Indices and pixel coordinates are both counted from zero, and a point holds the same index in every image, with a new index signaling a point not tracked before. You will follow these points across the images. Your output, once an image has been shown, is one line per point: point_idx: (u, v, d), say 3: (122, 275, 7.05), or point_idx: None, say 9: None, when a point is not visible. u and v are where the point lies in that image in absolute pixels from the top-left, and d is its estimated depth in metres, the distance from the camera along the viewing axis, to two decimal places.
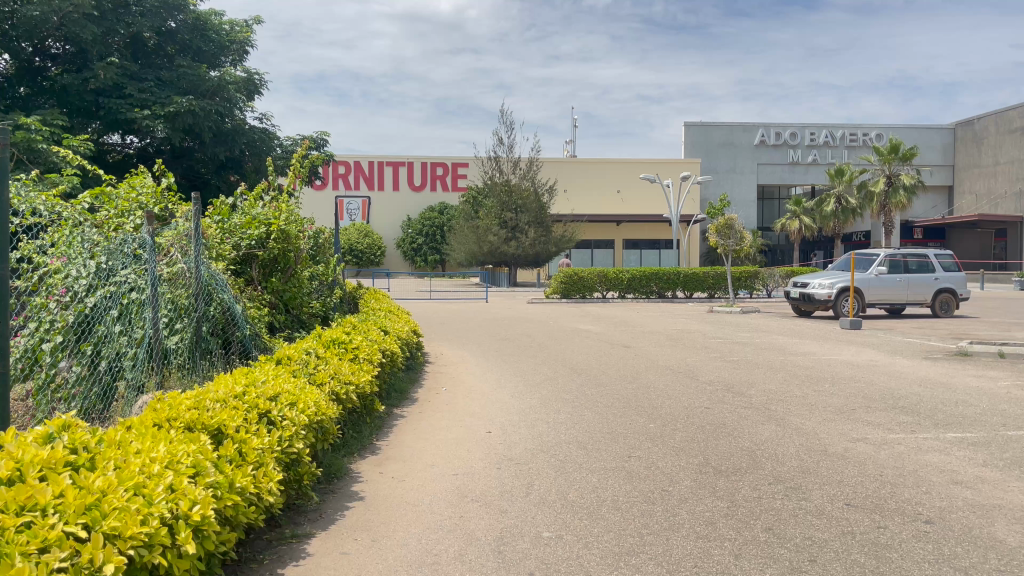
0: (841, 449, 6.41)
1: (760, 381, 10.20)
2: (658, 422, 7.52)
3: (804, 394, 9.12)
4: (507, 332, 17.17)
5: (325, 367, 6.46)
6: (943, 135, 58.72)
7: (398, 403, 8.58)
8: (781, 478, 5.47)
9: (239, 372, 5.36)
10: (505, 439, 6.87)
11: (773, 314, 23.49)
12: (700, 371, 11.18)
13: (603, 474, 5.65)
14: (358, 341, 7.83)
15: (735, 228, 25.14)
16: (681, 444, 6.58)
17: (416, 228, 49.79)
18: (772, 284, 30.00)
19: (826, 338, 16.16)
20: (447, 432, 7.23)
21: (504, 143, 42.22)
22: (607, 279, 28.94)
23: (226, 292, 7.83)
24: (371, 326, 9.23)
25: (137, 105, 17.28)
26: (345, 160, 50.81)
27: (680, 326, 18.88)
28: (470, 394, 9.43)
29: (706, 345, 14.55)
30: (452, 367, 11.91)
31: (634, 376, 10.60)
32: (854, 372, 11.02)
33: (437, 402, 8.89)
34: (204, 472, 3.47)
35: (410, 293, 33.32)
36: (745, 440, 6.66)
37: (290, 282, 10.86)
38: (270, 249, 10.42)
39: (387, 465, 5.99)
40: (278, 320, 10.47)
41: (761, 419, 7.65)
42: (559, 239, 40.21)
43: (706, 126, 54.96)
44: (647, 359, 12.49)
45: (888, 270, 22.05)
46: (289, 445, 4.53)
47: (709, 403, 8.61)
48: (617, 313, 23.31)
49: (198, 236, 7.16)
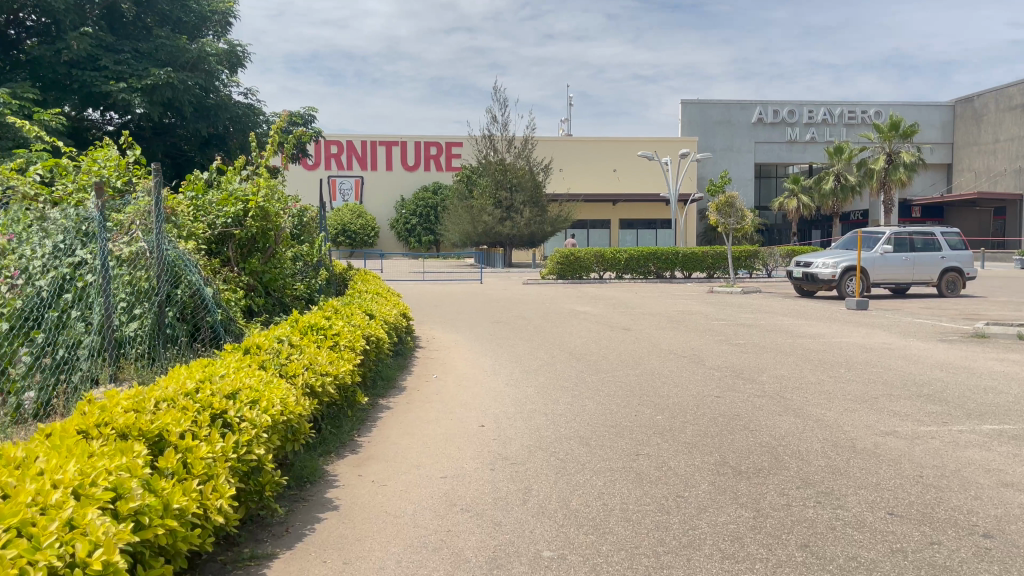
0: (870, 445, 5.80)
1: (770, 366, 9.60)
2: (665, 413, 6.92)
3: (819, 381, 8.52)
4: (502, 314, 16.51)
5: (299, 357, 5.81)
6: (943, 112, 57.92)
7: (384, 393, 7.93)
8: (810, 481, 4.85)
9: (197, 365, 4.68)
10: (500, 435, 6.24)
11: (774, 294, 22.88)
12: (706, 355, 10.57)
13: (609, 477, 5.05)
14: (340, 327, 7.18)
15: (736, 207, 24.43)
16: (693, 440, 5.96)
17: (409, 208, 48.98)
18: (772, 263, 29.40)
19: (833, 318, 15.55)
20: (437, 426, 6.60)
21: (498, 121, 41.30)
22: (604, 259, 28.28)
23: (195, 272, 7.13)
24: (356, 309, 8.55)
25: (113, 78, 16.52)
26: (336, 139, 49.81)
27: (681, 308, 18.25)
28: (462, 382, 8.82)
29: (709, 328, 13.93)
30: (445, 352, 11.28)
31: (635, 362, 9.99)
32: (868, 356, 10.41)
33: (427, 391, 8.28)
34: (128, 497, 2.84)
35: (403, 274, 32.62)
36: (764, 435, 6.05)
37: (269, 263, 10.15)
38: (248, 228, 9.69)
39: (367, 467, 5.36)
40: (258, 304, 9.77)
41: (777, 409, 7.05)
42: (555, 219, 39.52)
43: (703, 103, 54.06)
44: (649, 342, 11.87)
45: (894, 248, 21.42)
46: (249, 451, 3.89)
47: (719, 391, 8.00)
48: (615, 294, 22.69)
49: (160, 211, 6.46)
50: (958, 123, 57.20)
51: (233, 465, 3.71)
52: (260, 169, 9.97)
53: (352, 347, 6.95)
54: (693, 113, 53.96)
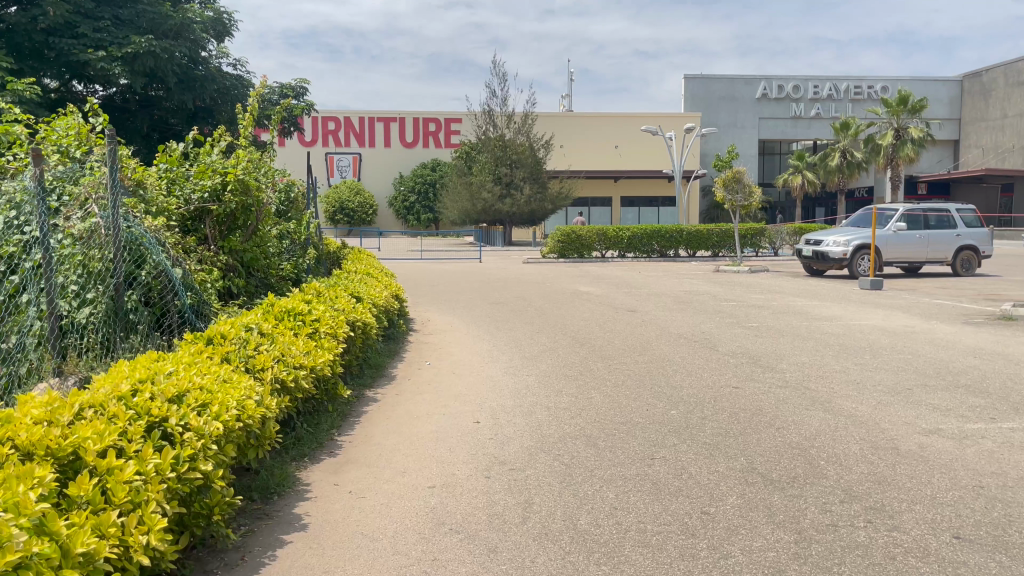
0: (914, 446, 5.15)
1: (789, 352, 8.93)
2: (680, 408, 6.27)
3: (844, 369, 7.85)
4: (501, 295, 15.82)
5: (269, 348, 5.14)
6: (951, 87, 56.81)
7: (369, 384, 7.27)
8: (854, 493, 4.20)
9: (141, 362, 3.97)
10: (497, 433, 5.57)
11: (782, 273, 22.19)
12: (718, 340, 9.92)
13: (623, 487, 4.38)
14: (320, 312, 6.50)
15: (743, 182, 23.67)
16: (714, 440, 5.31)
17: (408, 185, 48.16)
18: (780, 241, 28.72)
19: (848, 299, 14.86)
20: (428, 423, 5.92)
21: (497, 95, 40.37)
22: (606, 237, 27.55)
23: (160, 251, 6.41)
24: (341, 291, 7.88)
25: (92, 46, 15.69)
26: (334, 116, 48.86)
27: (687, 288, 17.56)
28: (457, 370, 8.15)
29: (719, 310, 13.24)
30: (440, 336, 10.62)
31: (643, 347, 9.32)
32: (892, 340, 9.74)
33: (418, 381, 7.62)
34: (6, 549, 2.21)
35: (401, 253, 31.88)
36: (793, 434, 5.40)
37: (250, 241, 9.43)
38: (227, 203, 8.96)
39: (345, 474, 4.69)
40: (237, 284, 9.04)
41: (803, 403, 6.40)
42: (556, 196, 38.73)
43: (707, 78, 52.95)
44: (657, 326, 11.19)
45: (907, 226, 20.70)
46: (193, 467, 3.21)
47: (736, 381, 7.33)
48: (618, 273, 21.99)
49: (116, 179, 5.74)
50: (966, 99, 56.08)
51: (169, 487, 3.05)
52: (242, 119, 9.14)
53: (333, 335, 6.29)
54: (697, 88, 52.88)
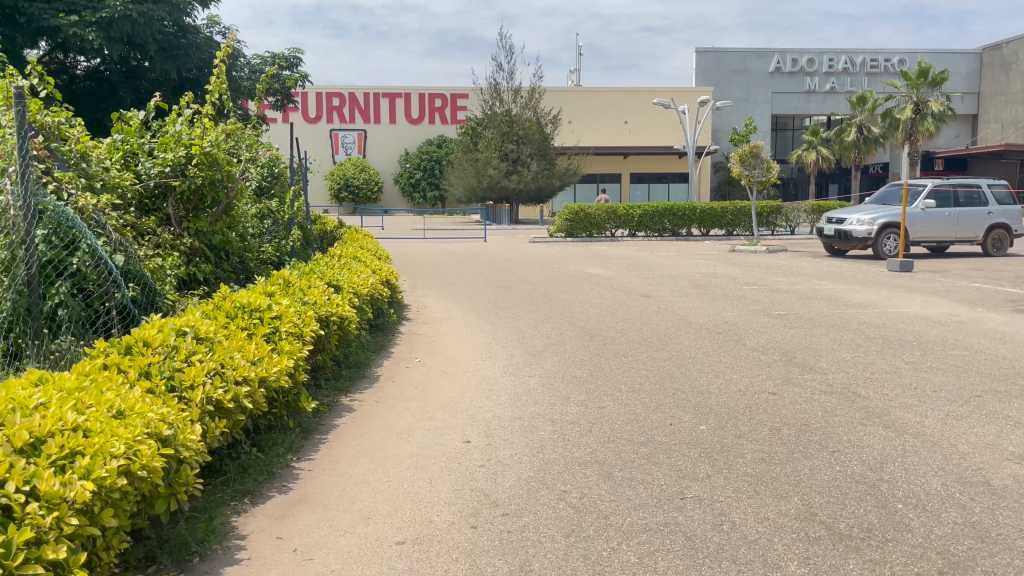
0: (1011, 480, 4.12)
1: (826, 347, 7.89)
2: (710, 423, 5.24)
3: (895, 370, 6.80)
4: (504, 278, 14.79)
5: (205, 358, 4.13)
6: (970, 60, 54.94)
7: (347, 389, 6.29)
8: (956, 561, 3.19)
9: (8, 389, 2.98)
10: (491, 459, 4.58)
11: (802, 253, 21.09)
12: (744, 331, 8.89)
13: (649, 546, 3.38)
14: (281, 306, 5.49)
15: (761, 157, 22.47)
16: (759, 471, 4.29)
17: (414, 162, 47.01)
18: (797, 219, 27.55)
19: (878, 282, 13.79)
20: (409, 443, 4.92)
21: (503, 69, 39.00)
22: (616, 216, 26.40)
23: (93, 236, 5.40)
24: (314, 279, 6.90)
25: (64, 11, 14.60)
26: (338, 92, 47.58)
27: (704, 269, 16.48)
28: (450, 368, 7.15)
29: (740, 295, 12.19)
30: (434, 327, 9.60)
31: (659, 341, 8.29)
32: (941, 332, 8.67)
33: (403, 383, 6.63)
34: None
35: (405, 232, 30.81)
36: (855, 463, 4.38)
37: (221, 222, 8.38)
38: (192, 178, 7.86)
39: (294, 521, 3.70)
40: (204, 270, 7.98)
41: (855, 416, 5.37)
42: (564, 172, 37.53)
43: (718, 52, 51.29)
44: (674, 314, 10.17)
45: (936, 203, 19.50)
46: (34, 558, 2.25)
47: (772, 386, 6.31)
48: (629, 254, 20.92)
49: (25, 149, 4.73)
50: (986, 72, 54.21)
51: None
52: (211, 76, 8.01)
53: (296, 337, 5.30)
54: (708, 62, 51.24)
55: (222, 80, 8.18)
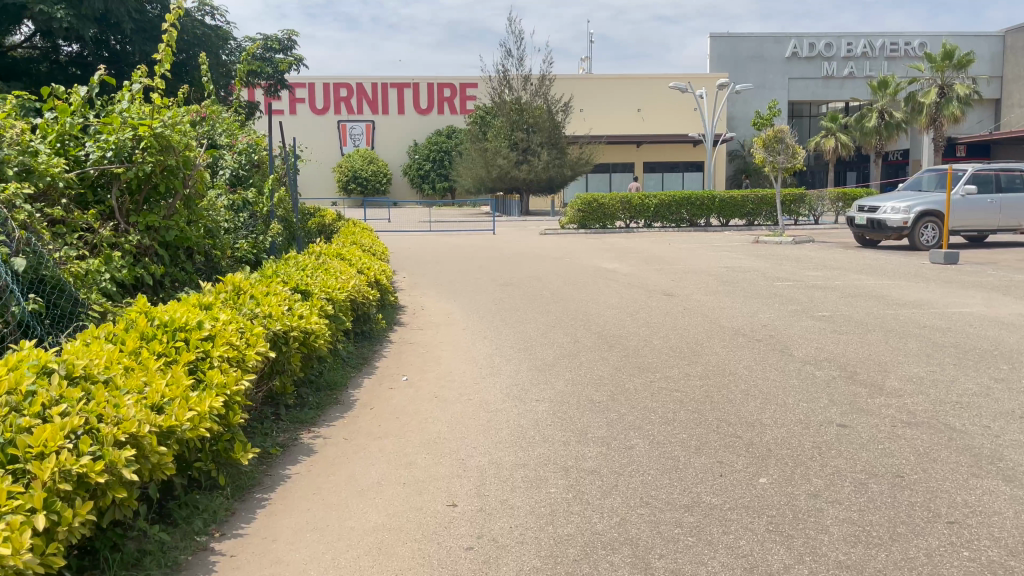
0: None
1: (890, 359, 6.63)
2: (772, 473, 4.02)
3: (986, 391, 5.53)
4: (511, 275, 13.60)
5: (75, 406, 2.96)
6: (994, 43, 53.11)
7: (311, 421, 5.11)
8: None
9: None
10: (485, 534, 3.38)
11: (831, 244, 19.75)
12: (788, 338, 7.64)
13: None
14: (216, 323, 4.29)
15: (785, 141, 21.13)
16: (858, 560, 3.06)
17: (422, 153, 45.78)
18: (821, 208, 26.18)
19: (924, 276, 12.49)
20: (375, 508, 3.71)
21: (513, 56, 37.62)
22: (630, 205, 25.07)
23: None
24: (275, 284, 5.71)
25: None
26: (345, 82, 46.41)
27: (728, 263, 15.22)
28: (442, 390, 5.94)
29: (774, 292, 10.92)
30: (428, 334, 8.36)
31: (690, 352, 7.05)
32: (1021, 338, 7.38)
33: (382, 410, 5.41)
34: None
35: (411, 224, 29.62)
36: (989, 550, 3.14)
37: (179, 216, 7.19)
38: (139, 165, 6.67)
39: None
40: (155, 273, 6.77)
41: (959, 462, 4.11)
42: (575, 162, 36.22)
43: (733, 37, 49.64)
44: (702, 317, 8.93)
45: (977, 189, 18.09)
46: None
47: (839, 414, 5.07)
48: (646, 246, 19.65)
49: None
50: (1011, 55, 52.37)
51: None
52: (159, 44, 6.74)
53: (233, 365, 4.11)
54: (723, 48, 49.58)
55: (175, 49, 6.92)
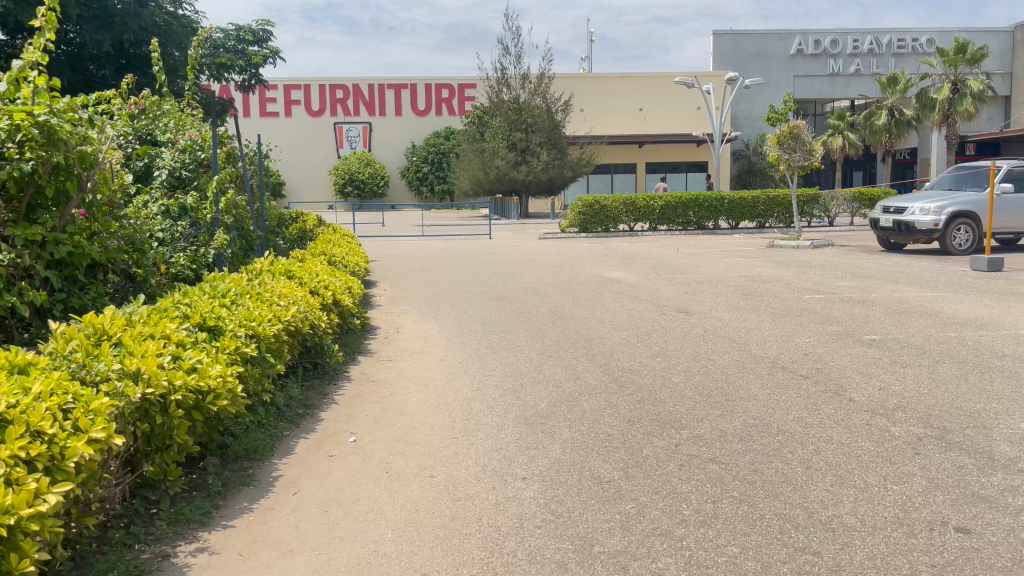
0: None
1: (982, 407, 5.13)
2: None
3: None
4: (505, 287, 12.13)
5: None
6: (1004, 39, 51.54)
7: (202, 517, 3.61)
8: None
9: None
10: None
11: (853, 248, 18.28)
12: (843, 374, 6.11)
13: None
14: (19, 400, 2.78)
15: (802, 138, 19.62)
16: None
17: (420, 155, 44.28)
18: (836, 209, 24.68)
19: (971, 287, 10.98)
20: None
21: (512, 53, 36.05)
22: (635, 207, 23.60)
23: None
24: (166, 323, 4.21)
25: None
26: (341, 83, 44.88)
27: (746, 271, 13.74)
28: (397, 460, 4.42)
29: (805, 308, 9.44)
30: (394, 367, 6.83)
31: (721, 396, 5.55)
32: None
33: (305, 498, 3.89)
34: None
35: (405, 228, 28.13)
36: None
37: (75, 227, 5.65)
38: (14, 163, 5.13)
39: None
40: (35, 302, 5.25)
41: None
42: (576, 162, 34.70)
43: (737, 34, 48.12)
44: (728, 343, 7.43)
45: (1012, 187, 16.59)
46: None
47: (950, 505, 3.58)
48: (653, 251, 18.15)
49: None
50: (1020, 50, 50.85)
51: None
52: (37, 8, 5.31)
53: (36, 470, 2.61)
54: (727, 46, 48.11)
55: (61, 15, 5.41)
